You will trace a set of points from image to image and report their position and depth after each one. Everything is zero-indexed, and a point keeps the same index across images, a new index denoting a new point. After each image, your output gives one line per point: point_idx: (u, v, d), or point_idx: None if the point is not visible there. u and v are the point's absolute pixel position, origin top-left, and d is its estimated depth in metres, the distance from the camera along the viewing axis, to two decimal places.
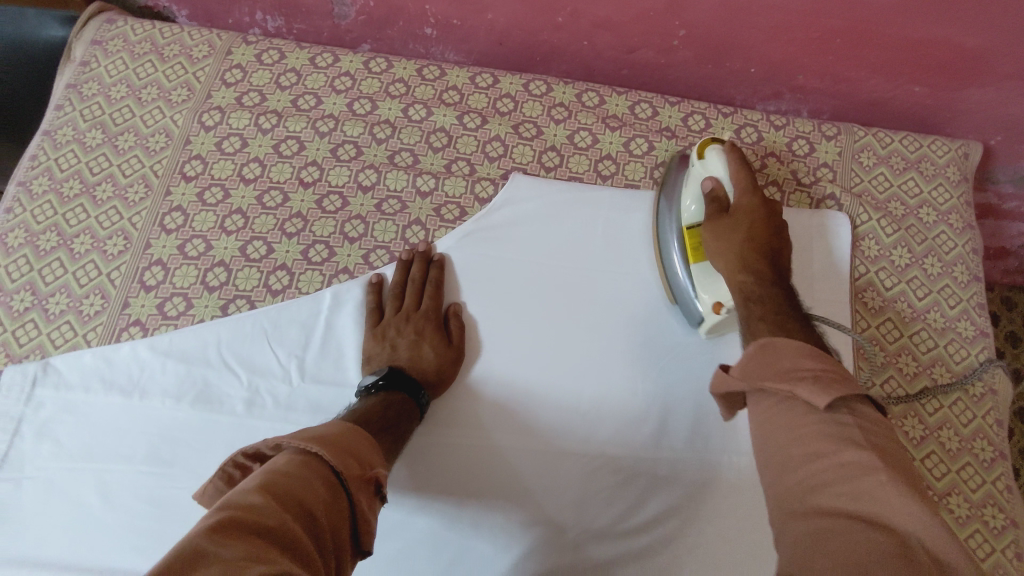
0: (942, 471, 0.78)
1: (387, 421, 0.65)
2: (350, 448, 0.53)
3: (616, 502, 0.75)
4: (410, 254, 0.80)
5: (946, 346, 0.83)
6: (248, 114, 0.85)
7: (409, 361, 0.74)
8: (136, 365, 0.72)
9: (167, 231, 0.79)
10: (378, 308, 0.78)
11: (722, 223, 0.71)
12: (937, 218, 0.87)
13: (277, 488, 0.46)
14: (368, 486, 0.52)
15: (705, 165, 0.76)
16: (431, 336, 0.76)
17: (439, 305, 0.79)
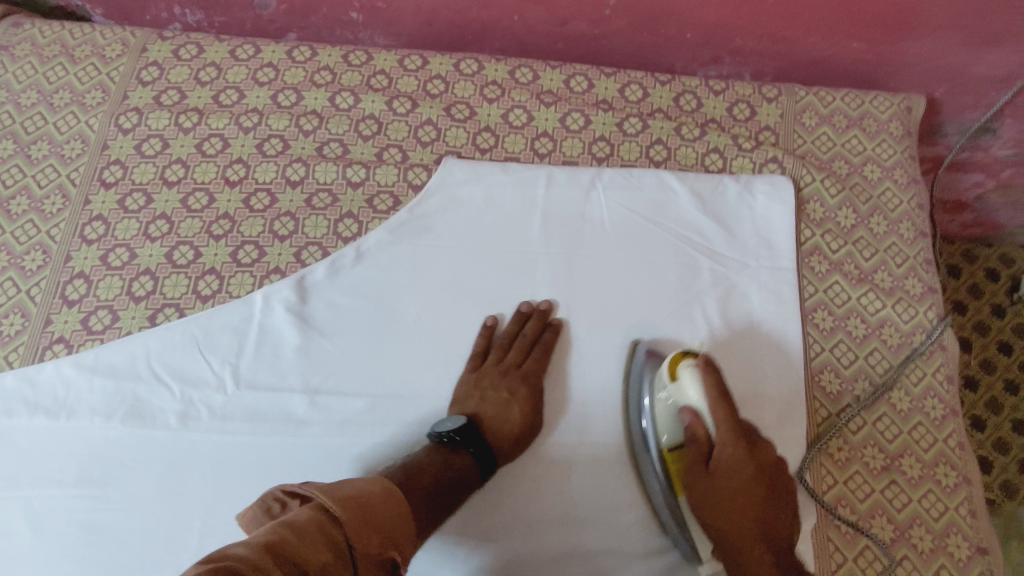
0: (893, 433, 0.75)
1: (438, 487, 0.63)
2: (371, 517, 0.51)
3: (577, 494, 0.71)
4: (531, 307, 0.77)
5: (894, 305, 0.80)
6: (167, 114, 0.83)
7: (494, 419, 0.71)
8: (61, 386, 0.72)
9: (88, 242, 0.78)
10: (485, 351, 0.75)
11: (702, 487, 0.65)
12: (882, 175, 0.86)
13: (282, 547, 0.44)
14: (374, 563, 0.49)
15: (681, 390, 0.66)
16: (523, 399, 0.72)
17: (542, 369, 0.75)
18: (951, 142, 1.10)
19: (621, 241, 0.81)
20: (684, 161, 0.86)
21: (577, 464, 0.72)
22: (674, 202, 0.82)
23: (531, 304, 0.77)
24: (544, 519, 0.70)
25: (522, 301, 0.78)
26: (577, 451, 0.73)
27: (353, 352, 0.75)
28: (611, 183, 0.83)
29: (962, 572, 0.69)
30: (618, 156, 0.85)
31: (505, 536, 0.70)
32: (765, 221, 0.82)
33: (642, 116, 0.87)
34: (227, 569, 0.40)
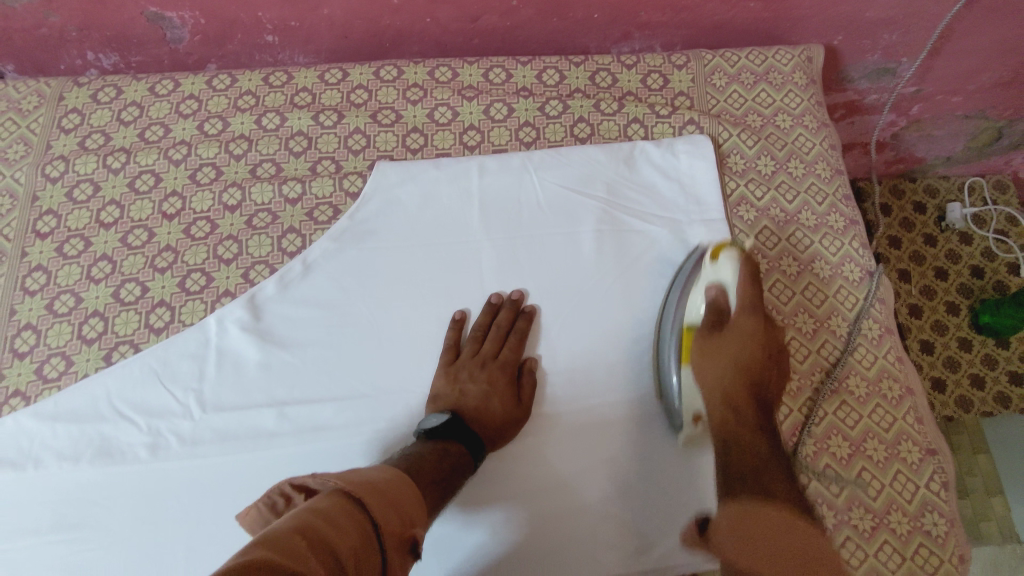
0: (837, 358, 0.79)
1: (442, 475, 0.63)
2: (391, 501, 0.53)
3: (570, 464, 0.74)
4: (501, 297, 0.79)
5: (821, 240, 0.85)
6: (94, 157, 0.84)
7: (477, 411, 0.72)
8: (22, 438, 0.71)
9: (31, 293, 0.77)
10: (458, 345, 0.77)
11: (714, 341, 0.72)
12: (793, 122, 0.91)
13: (316, 533, 0.45)
14: (402, 546, 0.51)
15: (717, 270, 0.74)
16: (501, 390, 0.74)
17: (517, 357, 0.77)
18: (858, 86, 1.18)
19: (560, 216, 0.84)
20: (608, 135, 0.89)
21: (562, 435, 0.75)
22: (604, 172, 0.86)
23: (500, 295, 0.80)
24: (542, 492, 0.73)
25: (492, 294, 0.80)
26: (560, 421, 0.75)
27: (315, 360, 0.76)
28: (542, 163, 0.86)
29: (917, 474, 0.74)
30: (545, 138, 0.89)
31: (487, 515, 0.72)
32: (691, 177, 0.86)
33: (562, 98, 0.91)
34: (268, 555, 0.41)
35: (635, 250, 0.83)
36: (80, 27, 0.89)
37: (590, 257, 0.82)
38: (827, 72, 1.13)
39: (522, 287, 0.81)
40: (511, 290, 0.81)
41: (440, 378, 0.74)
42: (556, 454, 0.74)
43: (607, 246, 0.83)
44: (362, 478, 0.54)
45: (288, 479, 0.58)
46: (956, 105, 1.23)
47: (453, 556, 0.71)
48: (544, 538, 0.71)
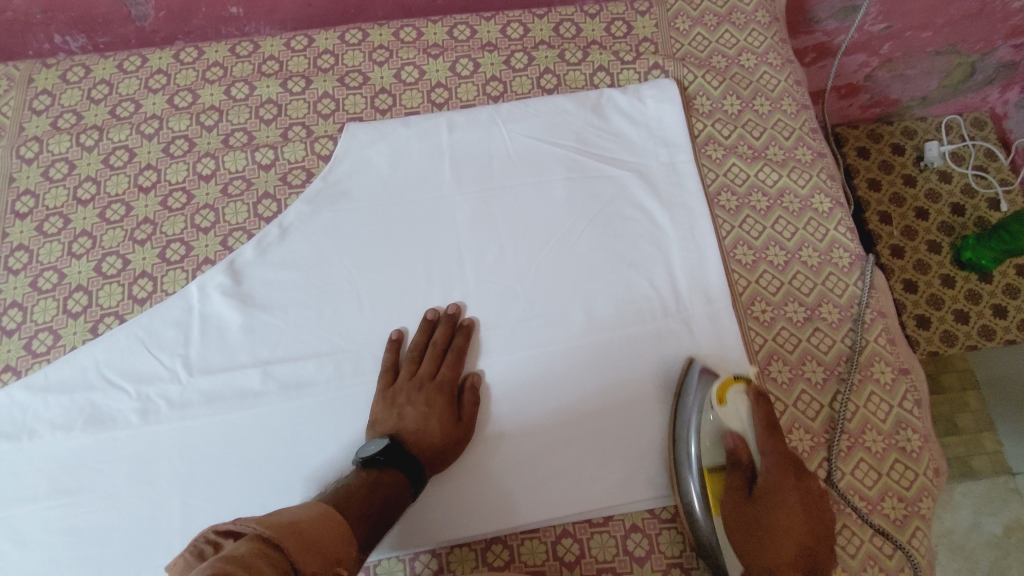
0: (809, 287, 0.81)
1: (374, 509, 0.61)
2: (313, 546, 0.51)
3: (551, 413, 0.75)
4: (437, 312, 0.78)
5: (789, 174, 0.86)
6: (67, 136, 0.85)
7: (415, 433, 0.70)
8: (17, 410, 0.73)
9: (15, 272, 0.79)
10: (395, 367, 0.75)
11: (749, 500, 0.64)
12: (758, 60, 0.92)
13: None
14: None
15: (727, 413, 0.68)
16: (441, 409, 0.72)
17: (457, 374, 0.75)
18: (826, 27, 1.19)
19: (530, 167, 0.85)
20: (574, 84, 0.90)
21: (543, 386, 0.76)
22: (572, 121, 0.87)
23: (436, 309, 0.78)
24: (526, 443, 0.74)
25: (426, 311, 0.78)
26: (541, 371, 0.77)
27: (296, 320, 0.77)
28: (511, 116, 0.87)
29: (891, 393, 0.75)
30: (512, 92, 0.90)
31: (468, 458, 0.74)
32: (658, 122, 0.87)
33: (527, 50, 0.91)
34: None
35: (605, 196, 0.84)
36: (45, 9, 0.90)
37: (560, 207, 0.83)
38: (793, 14, 1.16)
39: (460, 281, 0.80)
40: (446, 304, 0.79)
41: (378, 402, 0.73)
42: (537, 407, 0.75)
43: (577, 195, 0.84)
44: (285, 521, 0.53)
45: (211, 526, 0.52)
46: (925, 42, 1.23)
47: (437, 503, 0.72)
48: (525, 477, 0.73)
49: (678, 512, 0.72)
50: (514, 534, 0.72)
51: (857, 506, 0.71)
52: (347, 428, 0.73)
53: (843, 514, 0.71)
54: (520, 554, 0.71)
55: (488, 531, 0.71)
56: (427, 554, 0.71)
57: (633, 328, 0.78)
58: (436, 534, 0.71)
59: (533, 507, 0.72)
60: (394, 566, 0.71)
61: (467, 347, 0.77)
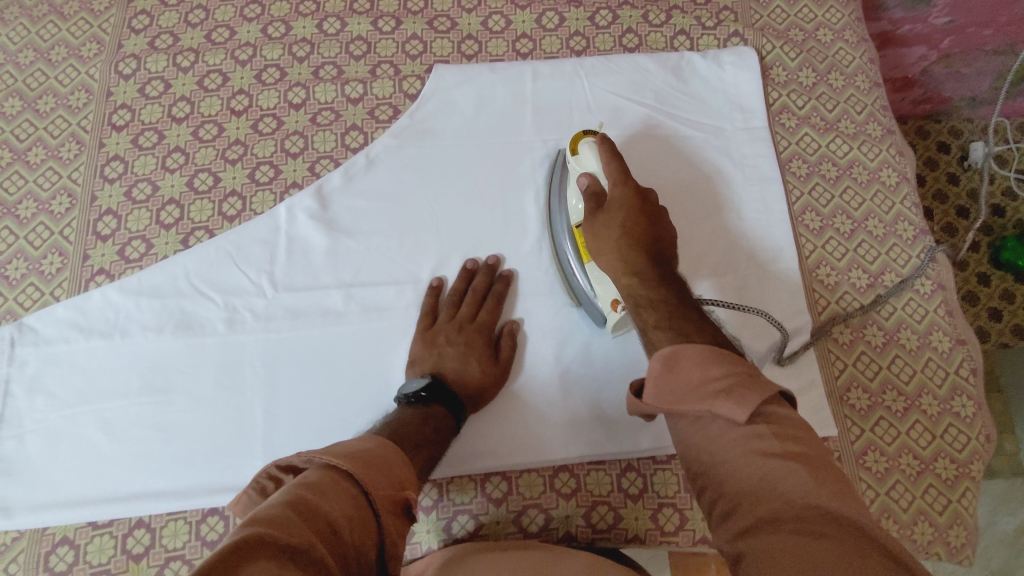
0: (874, 256, 0.83)
1: (426, 437, 0.63)
2: (382, 466, 0.52)
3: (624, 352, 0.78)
4: (476, 262, 0.80)
5: (860, 147, 0.88)
6: (164, 57, 0.87)
7: (455, 373, 0.72)
8: (110, 309, 0.76)
9: (110, 181, 0.82)
10: (434, 312, 0.77)
11: (601, 220, 0.68)
12: (834, 37, 0.94)
13: (307, 511, 0.44)
14: (396, 508, 0.50)
15: (581, 163, 0.73)
16: (479, 350, 0.74)
17: (493, 319, 0.77)
18: (893, 15, 1.22)
19: (609, 120, 0.87)
20: (655, 45, 0.92)
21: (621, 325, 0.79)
22: (652, 80, 0.89)
23: (475, 261, 0.80)
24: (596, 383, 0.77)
25: (465, 259, 0.80)
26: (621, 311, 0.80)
27: (378, 246, 0.80)
28: (593, 70, 0.89)
29: (947, 361, 0.78)
30: (594, 47, 0.92)
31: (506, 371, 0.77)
32: (736, 88, 0.90)
33: (611, 9, 0.94)
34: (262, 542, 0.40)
35: (681, 153, 0.86)
36: None
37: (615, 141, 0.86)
38: None
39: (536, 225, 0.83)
40: (485, 255, 0.81)
41: (419, 343, 0.75)
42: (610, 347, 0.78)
43: (635, 152, 0.86)
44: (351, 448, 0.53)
45: (274, 463, 0.53)
46: (985, 39, 1.23)
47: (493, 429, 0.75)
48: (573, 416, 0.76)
49: None
50: (581, 464, 0.75)
51: (910, 464, 0.74)
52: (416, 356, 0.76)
53: (896, 471, 0.74)
54: (584, 483, 0.74)
55: (557, 459, 0.74)
56: (496, 476, 0.75)
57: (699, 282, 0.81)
58: (501, 459, 0.74)
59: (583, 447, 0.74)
60: (465, 485, 0.74)
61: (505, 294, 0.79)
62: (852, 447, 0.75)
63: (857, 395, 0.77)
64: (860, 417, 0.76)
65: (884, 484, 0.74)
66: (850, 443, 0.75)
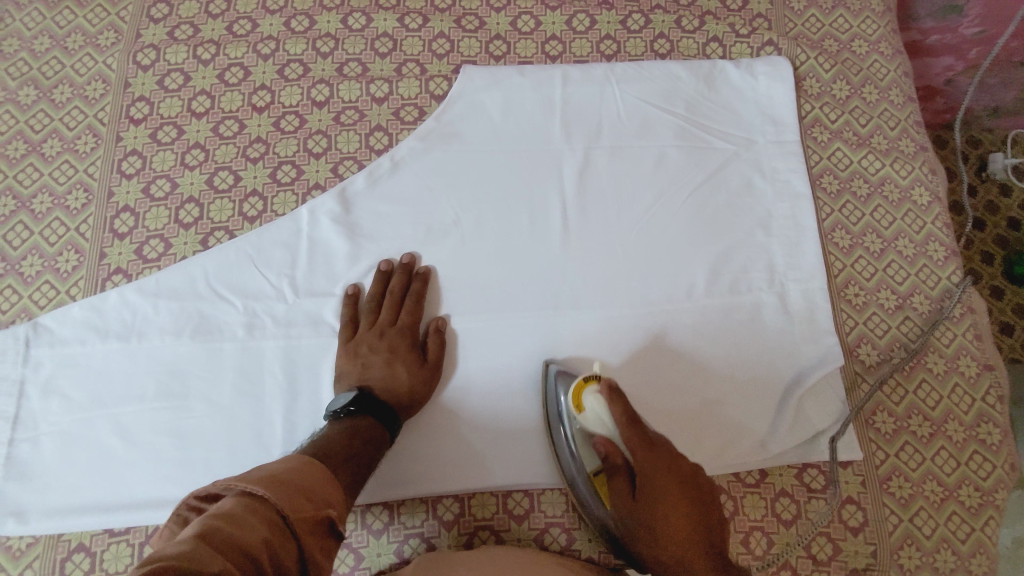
0: (903, 276, 0.82)
1: (354, 450, 0.61)
2: (300, 489, 0.51)
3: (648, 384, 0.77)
4: (390, 264, 0.77)
5: (892, 164, 0.87)
6: (184, 48, 0.85)
7: (383, 380, 0.71)
8: (126, 310, 0.74)
9: (128, 176, 0.80)
10: (354, 320, 0.75)
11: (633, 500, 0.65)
12: (869, 48, 0.92)
13: (222, 535, 0.42)
14: (318, 529, 0.49)
15: (587, 419, 0.67)
16: (405, 353, 0.73)
17: (416, 320, 0.75)
18: (923, 25, 1.18)
19: (639, 130, 0.85)
20: (687, 52, 0.90)
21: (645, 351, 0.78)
22: (683, 88, 0.87)
23: (390, 261, 0.77)
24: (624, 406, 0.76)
25: (379, 261, 0.78)
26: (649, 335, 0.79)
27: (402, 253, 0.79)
28: (624, 77, 0.87)
29: (974, 386, 0.78)
30: (625, 52, 0.90)
31: (515, 387, 0.76)
32: (769, 99, 0.88)
33: (644, 12, 0.91)
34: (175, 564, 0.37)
35: (711, 165, 0.85)
36: None
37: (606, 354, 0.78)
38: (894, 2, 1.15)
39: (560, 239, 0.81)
40: (400, 255, 0.78)
41: (341, 354, 0.73)
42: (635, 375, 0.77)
43: (666, 170, 0.84)
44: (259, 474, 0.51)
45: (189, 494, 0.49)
46: None
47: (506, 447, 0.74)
48: (533, 431, 0.75)
49: (761, 478, 0.75)
50: None
51: (934, 491, 0.74)
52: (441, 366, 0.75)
53: (920, 497, 0.74)
54: None
55: None
56: (518, 492, 0.73)
57: (726, 300, 0.80)
58: (524, 476, 0.73)
59: (541, 465, 0.73)
60: (487, 500, 0.73)
61: (424, 293, 0.77)
62: (877, 471, 0.75)
63: (882, 418, 0.77)
64: (886, 442, 0.76)
65: (908, 511, 0.73)
66: (875, 468, 0.75)
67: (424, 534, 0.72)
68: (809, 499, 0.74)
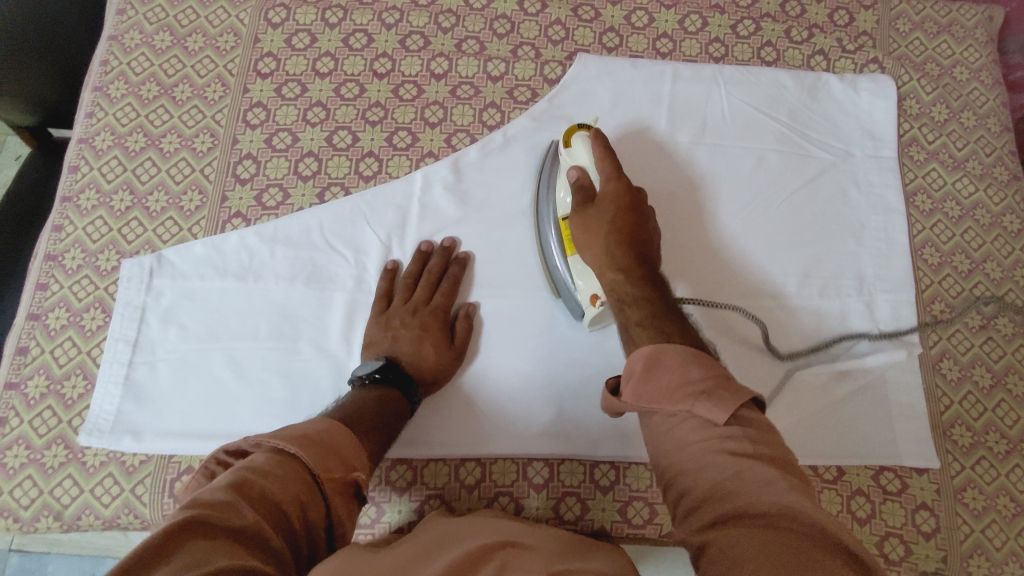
0: (989, 298, 0.84)
1: (382, 420, 0.65)
2: (329, 449, 0.55)
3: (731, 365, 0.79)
4: (431, 245, 0.79)
5: (985, 190, 0.89)
6: (313, 10, 0.88)
7: (411, 358, 0.73)
8: (245, 252, 0.77)
9: (252, 126, 0.83)
10: (389, 295, 0.77)
11: (589, 215, 0.69)
12: (970, 76, 0.94)
13: (252, 492, 0.47)
14: (343, 491, 0.54)
15: (572, 155, 0.73)
16: (435, 333, 0.75)
17: (450, 302, 0.77)
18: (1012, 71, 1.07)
19: (742, 132, 0.88)
20: (792, 62, 0.93)
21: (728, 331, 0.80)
22: (787, 96, 0.90)
23: (431, 243, 0.79)
24: None
25: (422, 241, 0.79)
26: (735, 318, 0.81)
27: (505, 223, 0.81)
28: (732, 79, 0.90)
29: None
30: (733, 56, 0.92)
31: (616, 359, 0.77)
32: (870, 115, 0.90)
33: (754, 19, 0.94)
34: (205, 520, 0.43)
35: (809, 173, 0.87)
36: None
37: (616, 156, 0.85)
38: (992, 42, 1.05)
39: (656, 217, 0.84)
40: (447, 235, 0.80)
41: (373, 326, 0.75)
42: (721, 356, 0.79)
43: (765, 173, 0.86)
44: (302, 432, 0.55)
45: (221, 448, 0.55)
46: None
47: (588, 415, 0.75)
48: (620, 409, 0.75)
49: (839, 475, 0.77)
50: None
51: (1008, 506, 0.75)
52: (533, 334, 0.78)
53: (993, 510, 0.75)
54: None
55: None
56: (604, 464, 0.75)
57: (814, 303, 0.82)
58: (609, 449, 0.74)
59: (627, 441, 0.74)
60: (575, 468, 0.74)
61: (461, 277, 0.78)
62: (952, 481, 0.76)
63: (960, 429, 0.78)
64: (962, 454, 0.77)
65: (980, 522, 0.75)
66: (950, 478, 0.77)
67: (513, 494, 0.73)
68: (883, 500, 0.76)
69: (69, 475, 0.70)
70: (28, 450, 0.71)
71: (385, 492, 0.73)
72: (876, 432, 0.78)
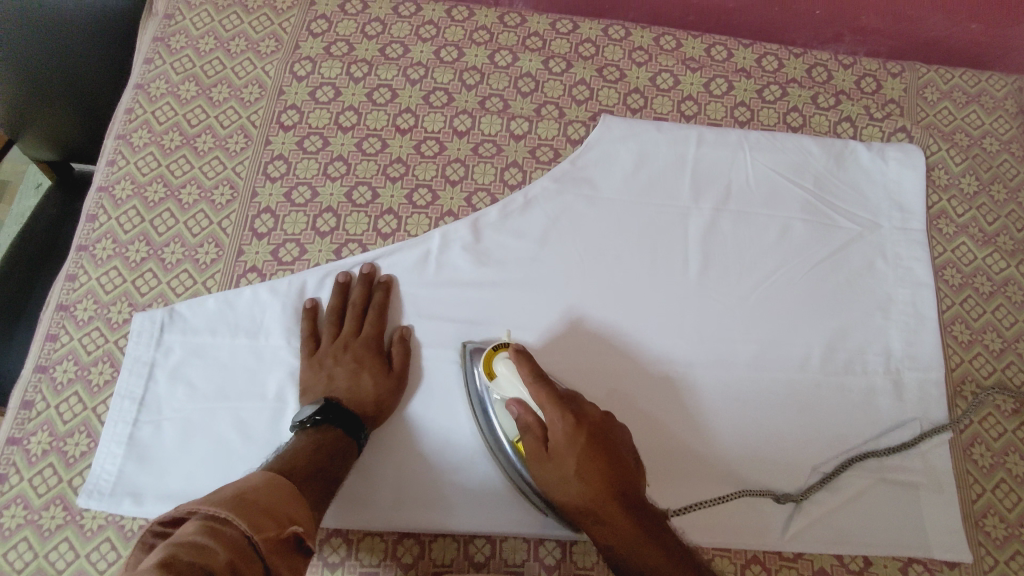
0: (1021, 380, 0.81)
1: (320, 465, 0.62)
2: (261, 507, 0.50)
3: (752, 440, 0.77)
4: (349, 275, 0.77)
5: (1017, 266, 0.86)
6: (338, 63, 0.88)
7: (347, 392, 0.71)
8: (257, 308, 0.76)
9: (272, 179, 0.82)
10: (317, 334, 0.75)
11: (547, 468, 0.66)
12: (1000, 147, 0.93)
13: (182, 555, 0.41)
14: (283, 548, 0.48)
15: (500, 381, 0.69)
16: (370, 364, 0.73)
17: (380, 332, 0.76)
18: None
19: (767, 199, 0.86)
20: (818, 128, 0.92)
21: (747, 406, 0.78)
22: (813, 164, 0.88)
23: (347, 272, 0.77)
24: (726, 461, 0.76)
25: (338, 273, 0.78)
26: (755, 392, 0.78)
27: (524, 284, 0.80)
28: (757, 144, 0.88)
29: None
30: (758, 121, 0.91)
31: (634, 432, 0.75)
32: (898, 185, 0.88)
33: (780, 85, 0.93)
34: None
35: (835, 244, 0.85)
36: None
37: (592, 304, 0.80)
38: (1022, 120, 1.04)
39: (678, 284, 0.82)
40: (463, 295, 0.78)
41: (307, 369, 0.73)
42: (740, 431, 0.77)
43: (790, 241, 0.85)
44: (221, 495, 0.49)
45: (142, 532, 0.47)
46: None
47: None
48: None
49: (866, 566, 0.73)
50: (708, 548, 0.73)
51: None
52: None
53: None
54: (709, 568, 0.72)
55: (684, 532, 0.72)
56: None
57: (840, 382, 0.79)
58: None
59: None
60: (589, 548, 0.72)
61: (387, 303, 0.77)
62: None
63: (993, 520, 0.75)
64: (995, 547, 0.74)
65: None
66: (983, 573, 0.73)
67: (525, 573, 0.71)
68: None
69: (67, 537, 0.68)
70: (26, 510, 0.69)
71: (392, 566, 0.70)
72: (907, 521, 0.74)
